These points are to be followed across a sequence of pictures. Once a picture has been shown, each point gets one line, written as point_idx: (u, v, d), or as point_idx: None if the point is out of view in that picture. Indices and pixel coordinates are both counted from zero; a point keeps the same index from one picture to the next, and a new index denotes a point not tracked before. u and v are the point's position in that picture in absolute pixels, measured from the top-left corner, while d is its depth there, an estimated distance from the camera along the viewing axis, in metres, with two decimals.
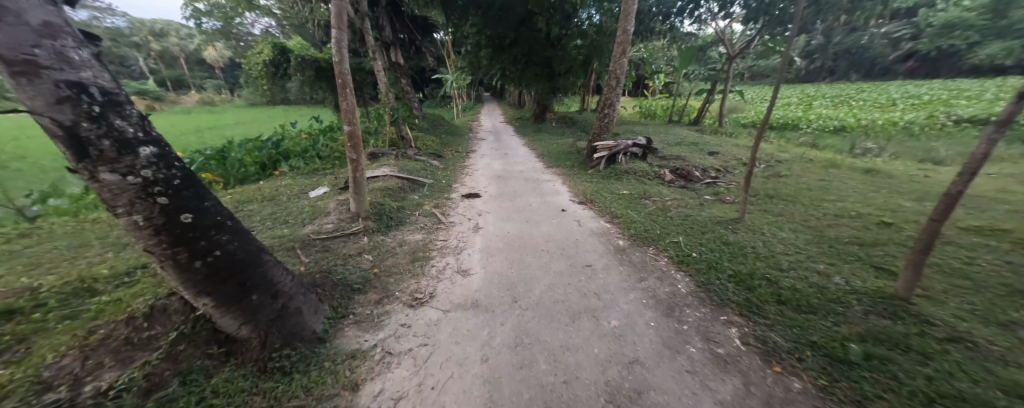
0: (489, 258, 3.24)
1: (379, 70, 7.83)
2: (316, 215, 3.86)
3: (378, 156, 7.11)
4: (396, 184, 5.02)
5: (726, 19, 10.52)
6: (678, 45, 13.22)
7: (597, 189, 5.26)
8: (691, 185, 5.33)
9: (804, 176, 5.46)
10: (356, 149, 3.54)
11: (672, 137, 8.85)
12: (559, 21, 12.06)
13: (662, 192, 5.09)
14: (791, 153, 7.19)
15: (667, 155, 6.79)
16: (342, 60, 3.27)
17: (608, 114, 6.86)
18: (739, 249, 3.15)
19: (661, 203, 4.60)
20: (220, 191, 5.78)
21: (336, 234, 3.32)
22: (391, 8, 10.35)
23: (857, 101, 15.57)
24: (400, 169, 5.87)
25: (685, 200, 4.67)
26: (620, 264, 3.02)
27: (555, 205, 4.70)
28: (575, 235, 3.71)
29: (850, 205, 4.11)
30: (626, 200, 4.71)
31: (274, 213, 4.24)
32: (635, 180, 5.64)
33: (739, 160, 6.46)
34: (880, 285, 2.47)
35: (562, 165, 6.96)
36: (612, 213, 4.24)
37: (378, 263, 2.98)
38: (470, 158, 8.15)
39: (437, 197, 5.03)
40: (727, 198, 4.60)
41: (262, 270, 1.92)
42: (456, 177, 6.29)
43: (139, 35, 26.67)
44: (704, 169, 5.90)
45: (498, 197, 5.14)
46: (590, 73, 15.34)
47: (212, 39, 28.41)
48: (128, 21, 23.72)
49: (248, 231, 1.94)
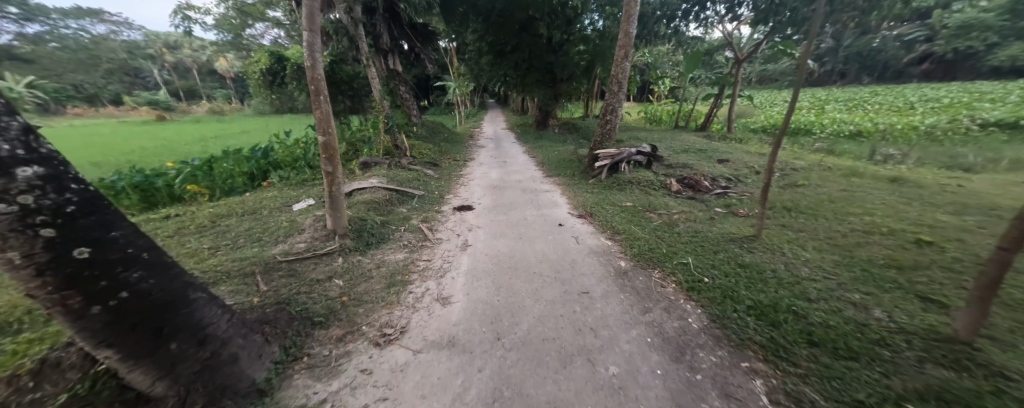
0: (475, 282, 2.90)
1: (373, 78, 7.65)
2: (291, 233, 3.58)
3: (370, 165, 6.89)
4: (383, 196, 4.74)
5: (733, 22, 10.20)
6: (684, 50, 12.92)
7: (597, 200, 4.91)
8: (699, 196, 4.96)
9: (824, 186, 5.04)
10: (332, 161, 3.27)
11: (679, 143, 8.49)
12: (560, 26, 11.85)
13: (667, 203, 4.73)
14: (807, 160, 6.77)
15: (673, 163, 6.44)
16: (315, 64, 3.02)
17: (610, 120, 6.52)
18: (757, 272, 2.78)
19: (667, 216, 4.24)
20: (203, 203, 5.63)
21: (306, 255, 3.02)
22: (389, 16, 10.29)
23: (873, 104, 15.02)
24: (390, 180, 5.61)
25: (693, 213, 4.31)
26: (622, 291, 2.65)
27: (552, 219, 4.37)
28: (572, 254, 3.36)
29: (879, 220, 3.70)
30: (628, 214, 4.35)
31: (247, 230, 3.99)
32: (639, 191, 5.27)
33: (751, 168, 6.07)
34: (933, 323, 2.07)
35: (562, 174, 6.64)
36: (613, 228, 3.89)
37: (348, 290, 2.66)
38: (468, 166, 7.88)
39: (426, 210, 4.74)
40: (740, 211, 4.22)
41: (188, 310, 1.60)
42: (450, 187, 6.01)
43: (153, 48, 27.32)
44: (714, 179, 5.54)
45: (492, 210, 4.81)
46: (593, 79, 15.07)
47: (223, 50, 29.01)
48: (143, 35, 24.38)
49: (173, 263, 1.62)
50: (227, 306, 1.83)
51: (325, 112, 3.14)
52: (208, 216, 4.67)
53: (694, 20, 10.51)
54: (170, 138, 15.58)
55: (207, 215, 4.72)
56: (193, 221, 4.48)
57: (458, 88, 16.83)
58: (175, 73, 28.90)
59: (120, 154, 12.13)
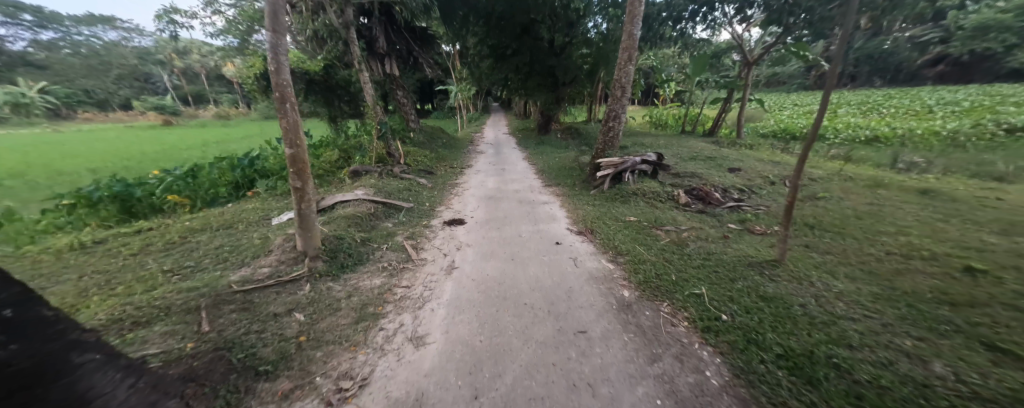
0: (456, 317, 2.52)
1: (366, 83, 7.36)
2: (257, 254, 3.24)
3: (361, 174, 6.60)
4: (368, 210, 4.42)
5: (743, 23, 9.79)
6: (690, 52, 12.55)
7: (599, 215, 4.53)
8: (710, 209, 4.57)
9: (847, 199, 4.60)
10: (301, 175, 2.96)
11: (686, 150, 8.09)
12: (562, 28, 11.61)
13: (675, 218, 4.35)
14: (825, 168, 6.32)
15: (681, 172, 6.04)
16: (280, 69, 2.72)
17: (613, 126, 6.11)
18: (785, 308, 2.36)
19: (675, 234, 3.84)
20: (182, 214, 5.36)
21: (269, 282, 2.69)
22: (386, 19, 10.06)
23: (888, 108, 14.46)
24: (378, 190, 5.30)
25: (704, 229, 3.91)
26: (625, 330, 2.26)
27: (548, 236, 4.01)
28: (568, 279, 2.99)
29: (918, 241, 3.25)
30: (631, 230, 3.98)
31: (215, 249, 3.66)
32: (645, 203, 4.89)
33: (765, 177, 5.65)
34: (1018, 386, 1.63)
35: (561, 183, 6.28)
36: (616, 249, 3.50)
37: (308, 327, 2.30)
38: (464, 174, 7.57)
39: (413, 225, 4.41)
40: (756, 228, 3.82)
41: (68, 379, 1.15)
42: (443, 198, 5.69)
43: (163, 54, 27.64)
44: (725, 190, 5.15)
45: (485, 225, 4.46)
46: (596, 82, 14.72)
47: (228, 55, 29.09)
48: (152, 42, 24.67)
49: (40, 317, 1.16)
50: (118, 369, 1.39)
51: (293, 122, 2.84)
52: (180, 230, 4.37)
53: (701, 22, 10.15)
54: (174, 143, 15.58)
55: (179, 229, 4.42)
56: (163, 237, 4.18)
57: (459, 92, 16.58)
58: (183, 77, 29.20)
59: (120, 159, 12.04)
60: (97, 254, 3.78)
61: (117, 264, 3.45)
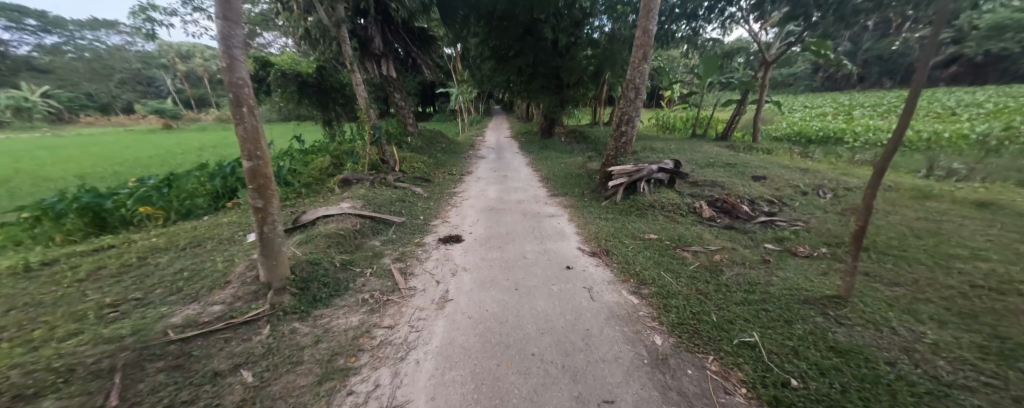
0: (446, 374, 1.97)
1: (358, 84, 6.84)
2: (213, 286, 2.73)
3: (352, 182, 6.14)
4: (353, 226, 3.93)
5: (760, 21, 9.37)
6: (700, 53, 12.06)
7: (613, 231, 4.01)
8: (739, 225, 4.05)
9: (897, 214, 4.05)
10: (263, 193, 2.45)
11: (701, 155, 7.56)
12: (567, 27, 11.15)
13: (701, 235, 3.83)
14: (858, 176, 5.77)
15: (700, 180, 5.52)
16: (233, 66, 2.22)
17: (626, 131, 5.58)
18: (871, 369, 1.80)
19: (706, 257, 3.30)
20: (153, 229, 4.90)
21: (218, 326, 2.18)
22: (382, 18, 9.55)
23: (906, 110, 13.89)
24: (367, 203, 4.81)
25: (739, 251, 3.39)
26: (664, 401, 1.71)
27: (557, 257, 3.50)
28: (585, 319, 2.45)
29: (1008, 271, 2.69)
30: (653, 252, 3.46)
31: (173, 275, 3.16)
32: (664, 218, 4.36)
33: (795, 186, 5.11)
34: None
35: (569, 193, 5.76)
36: (638, 277, 2.97)
37: (255, 394, 1.77)
38: (464, 182, 7.08)
39: (404, 244, 3.91)
40: (799, 250, 3.28)
41: None
42: (439, 210, 5.18)
43: (165, 57, 27.58)
44: (752, 201, 4.65)
45: (486, 243, 3.95)
46: (602, 84, 14.24)
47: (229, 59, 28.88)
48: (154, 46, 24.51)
49: None
50: None
51: (252, 129, 2.34)
52: (141, 250, 3.88)
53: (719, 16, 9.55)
54: (170, 146, 15.36)
55: (142, 248, 3.93)
56: (119, 259, 3.67)
57: (460, 95, 16.14)
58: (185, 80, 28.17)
59: (111, 161, 11.74)
60: (39, 279, 3.29)
61: (55, 294, 2.94)
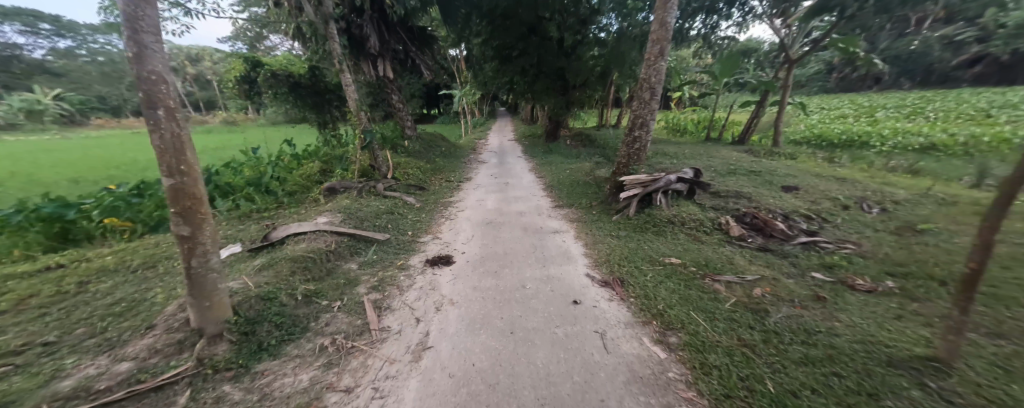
0: None
1: (348, 85, 6.28)
2: (138, 329, 2.22)
3: (339, 191, 5.68)
4: (326, 247, 3.41)
5: (783, 15, 8.78)
6: (714, 52, 11.43)
7: (628, 254, 3.44)
8: (774, 246, 3.46)
9: (967, 234, 3.39)
10: (186, 218, 1.93)
11: (718, 161, 6.96)
12: (573, 25, 10.63)
13: (732, 259, 3.24)
14: (902, 186, 5.11)
15: (723, 191, 4.92)
16: (143, 59, 1.71)
17: (639, 136, 4.99)
18: None
19: (742, 291, 2.71)
20: (116, 244, 4.47)
21: (117, 395, 1.66)
22: (379, 16, 9.06)
23: (934, 112, 13.09)
24: (349, 217, 4.31)
25: (783, 283, 2.78)
26: None
27: (562, 287, 2.95)
28: (599, 384, 1.86)
29: None
30: (677, 281, 2.88)
31: (105, 309, 2.68)
32: (685, 236, 3.78)
33: (833, 199, 4.48)
34: None
35: (575, 205, 5.20)
36: (662, 319, 2.40)
37: None
38: (461, 190, 6.58)
39: (385, 268, 3.38)
40: (858, 284, 2.67)
41: None
42: (430, 223, 4.66)
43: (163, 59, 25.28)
44: (785, 217, 4.06)
45: (480, 267, 3.40)
46: (609, 85, 13.67)
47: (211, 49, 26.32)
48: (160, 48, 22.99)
49: None
50: None
51: (171, 137, 1.82)
52: (86, 272, 3.41)
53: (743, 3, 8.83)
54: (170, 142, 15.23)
55: (89, 270, 3.47)
56: (58, 283, 3.20)
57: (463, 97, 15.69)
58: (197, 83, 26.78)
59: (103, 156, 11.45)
60: None
61: None
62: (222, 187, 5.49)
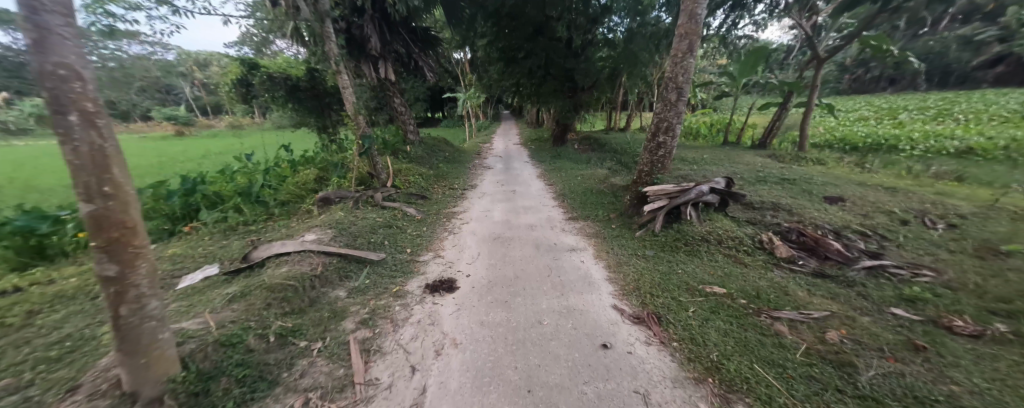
0: None
1: (346, 87, 5.87)
2: (61, 389, 1.76)
3: (334, 201, 5.25)
4: (311, 273, 2.96)
5: (806, 12, 8.29)
6: (730, 52, 10.94)
7: (660, 280, 2.96)
8: (833, 272, 2.95)
9: None
10: (112, 254, 1.46)
11: (742, 167, 6.46)
12: (582, 25, 10.22)
13: (787, 289, 2.73)
14: (958, 196, 4.58)
15: (758, 203, 4.40)
16: (46, 47, 1.21)
17: (664, 142, 4.51)
18: None
19: (811, 333, 2.20)
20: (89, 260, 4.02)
21: None
22: (379, 16, 8.60)
23: (961, 113, 12.46)
24: (341, 233, 3.86)
25: (861, 323, 2.27)
26: None
27: (586, 324, 2.46)
28: None
29: None
30: (727, 319, 2.38)
31: (41, 353, 2.21)
32: (723, 257, 3.29)
33: (887, 213, 3.96)
34: None
35: (592, 218, 4.71)
36: (718, 375, 1.90)
37: None
38: (465, 198, 6.15)
39: (378, 296, 2.93)
40: (957, 326, 2.16)
41: None
42: (431, 239, 4.21)
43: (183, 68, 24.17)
44: (837, 234, 3.54)
45: (487, 295, 2.92)
46: (619, 87, 13.21)
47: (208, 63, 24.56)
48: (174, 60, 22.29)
49: None
50: None
51: (90, 152, 1.34)
52: (41, 298, 2.99)
53: None
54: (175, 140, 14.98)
55: (44, 296, 3.03)
56: (4, 313, 2.76)
57: (467, 100, 15.28)
58: (206, 87, 26.83)
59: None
60: None
61: None
62: (210, 196, 5.07)
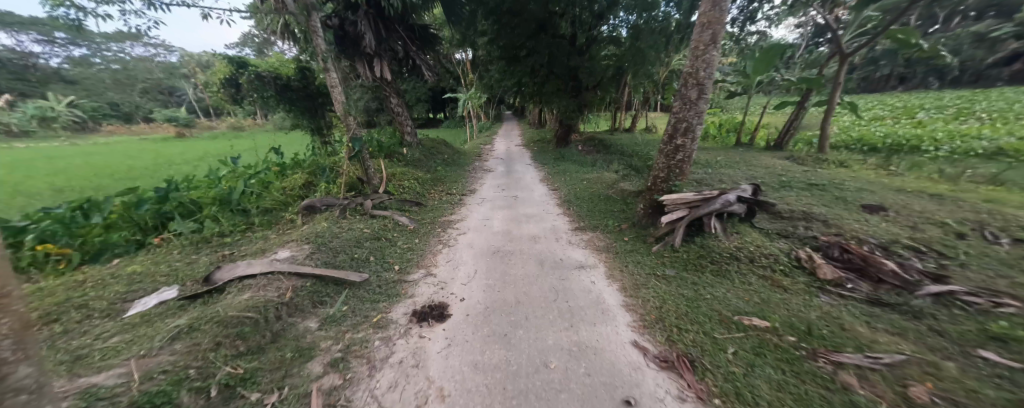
0: None
1: (334, 86, 5.45)
2: None
3: (320, 209, 4.84)
4: (276, 300, 2.52)
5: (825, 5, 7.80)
6: (742, 49, 10.45)
7: (687, 310, 2.50)
8: (896, 300, 2.48)
9: None
10: None
11: (762, 171, 5.98)
12: (587, 21, 9.77)
13: (845, 322, 2.26)
14: (1011, 204, 4.10)
15: (788, 212, 3.93)
16: None
17: (682, 145, 4.05)
18: None
19: (891, 386, 1.74)
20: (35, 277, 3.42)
21: None
22: (374, 12, 8.19)
23: (983, 112, 11.89)
24: (320, 249, 3.44)
25: (952, 372, 1.80)
26: None
27: (602, 369, 2.02)
28: None
29: None
30: (779, 366, 1.92)
31: None
32: (758, 279, 2.83)
33: (939, 224, 3.49)
34: None
35: (601, 229, 4.26)
36: None
37: None
38: (463, 204, 5.72)
39: (355, 327, 2.49)
40: None
41: None
42: (423, 253, 3.77)
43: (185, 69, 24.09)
44: (887, 250, 3.08)
45: (481, 328, 2.47)
46: (624, 87, 12.75)
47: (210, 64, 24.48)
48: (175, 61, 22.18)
49: None
50: None
51: None
52: None
53: None
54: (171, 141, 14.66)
55: None
56: None
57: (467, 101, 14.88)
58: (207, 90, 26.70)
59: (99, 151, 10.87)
60: None
61: None
62: (186, 204, 4.62)
